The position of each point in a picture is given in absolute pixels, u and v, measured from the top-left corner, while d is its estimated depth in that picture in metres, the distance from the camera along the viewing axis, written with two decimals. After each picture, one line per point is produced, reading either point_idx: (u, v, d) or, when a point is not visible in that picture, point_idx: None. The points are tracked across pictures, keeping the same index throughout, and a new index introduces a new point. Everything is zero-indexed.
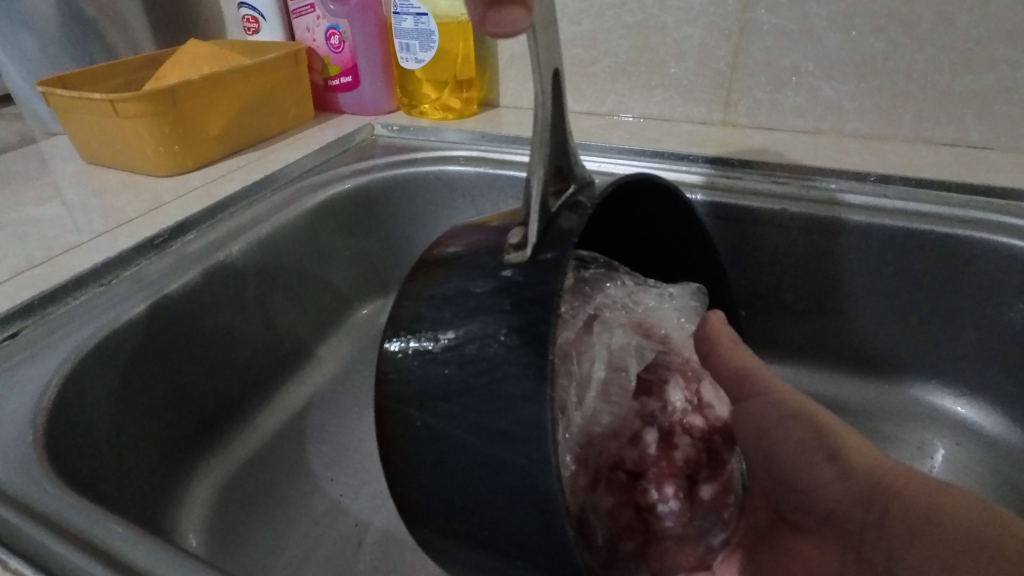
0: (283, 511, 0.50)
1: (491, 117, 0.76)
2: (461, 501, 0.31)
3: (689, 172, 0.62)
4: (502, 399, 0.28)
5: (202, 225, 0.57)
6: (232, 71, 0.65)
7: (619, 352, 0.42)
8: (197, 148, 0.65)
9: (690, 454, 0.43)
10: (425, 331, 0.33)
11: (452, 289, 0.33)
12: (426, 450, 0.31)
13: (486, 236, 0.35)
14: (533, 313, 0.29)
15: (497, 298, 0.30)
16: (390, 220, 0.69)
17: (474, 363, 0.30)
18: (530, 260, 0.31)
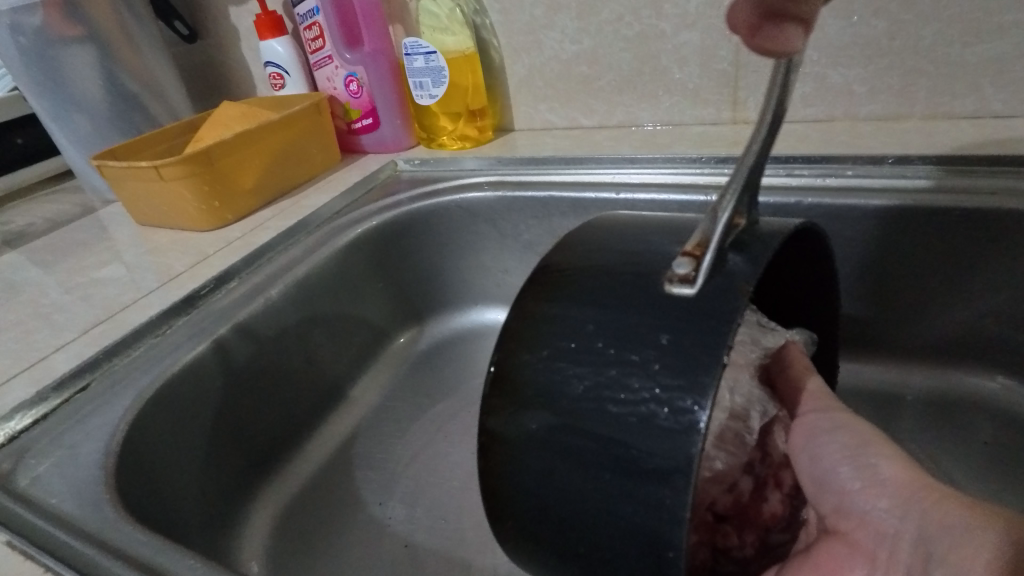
0: (340, 537, 0.52)
1: (506, 142, 0.79)
2: (561, 513, 0.31)
3: (701, 173, 0.62)
4: (641, 436, 0.29)
5: (243, 272, 0.61)
6: (264, 129, 0.70)
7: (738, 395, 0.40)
8: (235, 200, 0.70)
9: (777, 509, 0.43)
10: (557, 341, 0.32)
11: (592, 306, 0.32)
12: (532, 459, 0.32)
13: (588, 261, 0.35)
14: (695, 358, 0.29)
15: (651, 331, 0.30)
16: (423, 252, 0.72)
17: (619, 392, 0.30)
18: (696, 298, 0.30)
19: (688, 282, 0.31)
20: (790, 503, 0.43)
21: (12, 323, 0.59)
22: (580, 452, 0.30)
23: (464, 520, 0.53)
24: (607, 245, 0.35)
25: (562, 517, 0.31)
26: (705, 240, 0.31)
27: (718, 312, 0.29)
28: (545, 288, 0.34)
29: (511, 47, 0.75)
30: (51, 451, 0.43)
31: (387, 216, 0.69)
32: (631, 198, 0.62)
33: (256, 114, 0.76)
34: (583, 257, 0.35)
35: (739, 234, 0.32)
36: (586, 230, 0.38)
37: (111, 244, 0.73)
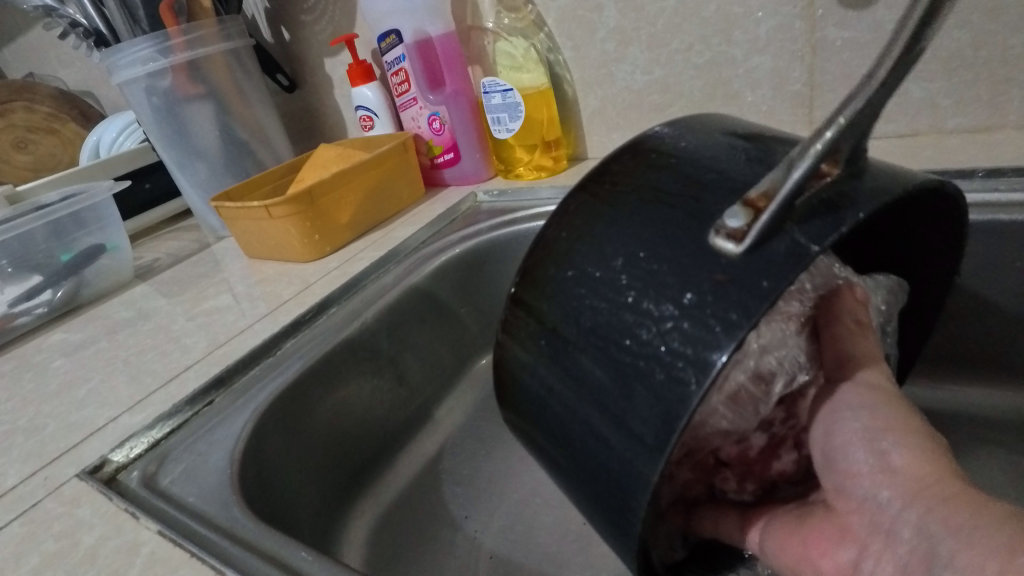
0: (431, 546, 0.56)
1: (581, 171, 0.82)
2: (554, 424, 0.36)
3: None
4: (634, 386, 0.31)
5: (342, 298, 0.67)
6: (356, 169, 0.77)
7: (772, 361, 0.38)
8: (333, 234, 0.77)
9: (789, 469, 0.42)
10: (587, 267, 0.35)
11: (628, 244, 0.33)
12: (541, 370, 0.37)
13: (654, 179, 0.35)
14: (708, 326, 0.29)
15: (675, 287, 0.31)
16: (503, 279, 0.75)
17: (628, 335, 0.32)
18: (739, 258, 0.29)
19: (740, 236, 0.29)
20: (808, 465, 0.42)
21: (148, 347, 0.67)
22: (584, 378, 0.34)
23: (545, 535, 0.55)
24: (668, 168, 0.35)
25: (563, 434, 0.36)
26: (773, 193, 0.28)
27: (767, 276, 0.28)
28: (603, 198, 0.36)
29: (584, 80, 0.79)
30: (184, 455, 0.49)
31: (470, 245, 0.74)
32: None
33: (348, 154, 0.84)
34: (654, 173, 0.35)
35: (821, 194, 0.30)
36: (662, 140, 0.37)
37: (225, 276, 0.82)
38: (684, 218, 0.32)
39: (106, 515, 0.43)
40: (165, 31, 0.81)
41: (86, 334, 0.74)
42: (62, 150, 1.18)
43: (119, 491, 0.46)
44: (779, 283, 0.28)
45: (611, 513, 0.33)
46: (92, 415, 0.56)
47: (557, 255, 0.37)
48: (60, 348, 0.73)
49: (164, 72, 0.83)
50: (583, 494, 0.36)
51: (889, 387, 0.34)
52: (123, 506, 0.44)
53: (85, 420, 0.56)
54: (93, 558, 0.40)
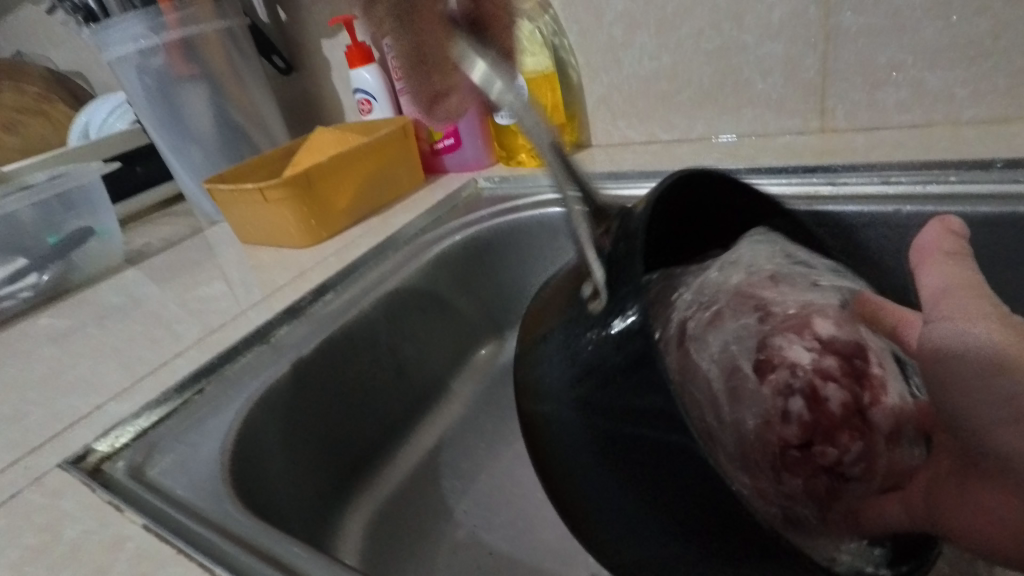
0: (430, 542, 0.55)
1: (584, 158, 0.80)
2: (627, 499, 0.33)
3: (789, 184, 0.61)
4: (624, 388, 0.31)
5: (339, 285, 0.65)
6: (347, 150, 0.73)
7: (717, 347, 0.40)
8: (330, 219, 0.75)
9: (845, 396, 0.40)
10: (539, 365, 0.37)
11: (553, 330, 0.37)
12: (585, 467, 0.35)
13: (553, 303, 0.40)
14: (617, 308, 0.33)
15: (587, 322, 0.34)
16: (505, 268, 0.73)
17: (590, 360, 0.34)
18: (605, 299, 0.34)
19: (600, 297, 0.35)
20: (849, 382, 0.41)
21: (137, 334, 0.65)
22: (631, 449, 0.32)
23: (547, 531, 0.54)
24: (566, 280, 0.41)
25: (638, 518, 0.33)
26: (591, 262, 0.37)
27: (622, 292, 0.33)
28: (529, 339, 0.39)
29: (589, 66, 0.77)
30: (174, 445, 0.47)
31: (470, 233, 0.72)
32: None
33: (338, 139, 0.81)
34: (556, 298, 0.40)
35: (620, 231, 0.37)
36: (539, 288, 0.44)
37: (219, 262, 0.80)
38: (566, 296, 0.39)
39: (91, 508, 0.42)
40: (157, 7, 0.78)
41: (73, 320, 0.72)
42: (52, 131, 1.14)
43: (104, 483, 0.44)
44: (632, 286, 0.33)
45: (713, 514, 0.30)
46: (78, 403, 0.54)
47: (525, 360, 0.38)
48: (46, 334, 0.70)
49: (155, 50, 0.80)
50: (709, 546, 0.31)
51: (992, 307, 0.32)
52: (108, 498, 0.42)
53: (70, 408, 0.53)
54: (77, 554, 0.38)
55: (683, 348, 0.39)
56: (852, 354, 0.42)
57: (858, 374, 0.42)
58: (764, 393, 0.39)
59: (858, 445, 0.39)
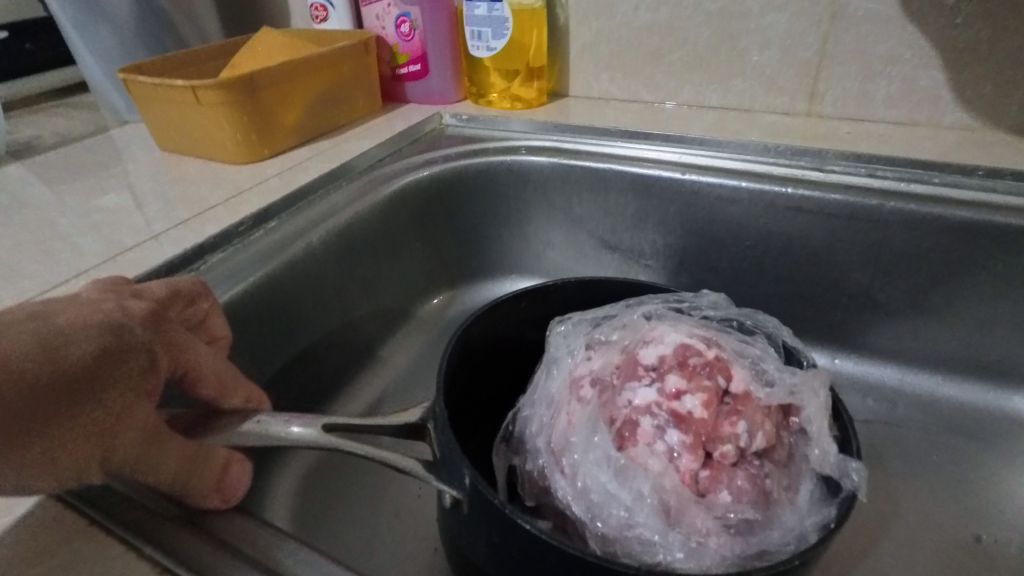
0: (367, 505, 0.50)
1: (560, 108, 0.75)
2: None
3: (775, 165, 0.59)
4: (504, 538, 0.32)
5: (283, 212, 0.57)
6: (144, 417, 0.30)
7: (574, 449, 0.38)
8: (272, 135, 0.65)
9: (703, 394, 0.37)
10: (457, 552, 0.37)
11: (450, 526, 0.37)
12: None
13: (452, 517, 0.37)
14: (448, 471, 0.35)
15: (451, 504, 0.36)
16: (467, 215, 0.68)
17: (474, 528, 0.34)
18: (456, 496, 0.35)
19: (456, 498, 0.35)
20: (696, 383, 0.37)
21: (26, 241, 0.54)
22: None
23: None
24: (449, 533, 0.38)
25: None
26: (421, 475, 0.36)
27: (449, 485, 0.35)
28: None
29: (580, 8, 0.71)
30: None
31: (434, 173, 0.65)
32: (699, 180, 0.60)
33: (14, 364, 0.26)
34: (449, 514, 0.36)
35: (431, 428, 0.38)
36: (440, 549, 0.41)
37: (129, 169, 0.68)
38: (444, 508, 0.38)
39: None
40: None
41: None
42: None
43: None
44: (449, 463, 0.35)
45: None
46: None
47: None
48: None
49: None
50: None
51: None
52: None
53: None
54: None
55: (555, 454, 0.39)
56: (683, 356, 0.39)
57: (692, 364, 0.38)
58: (647, 462, 0.36)
59: (743, 425, 0.36)
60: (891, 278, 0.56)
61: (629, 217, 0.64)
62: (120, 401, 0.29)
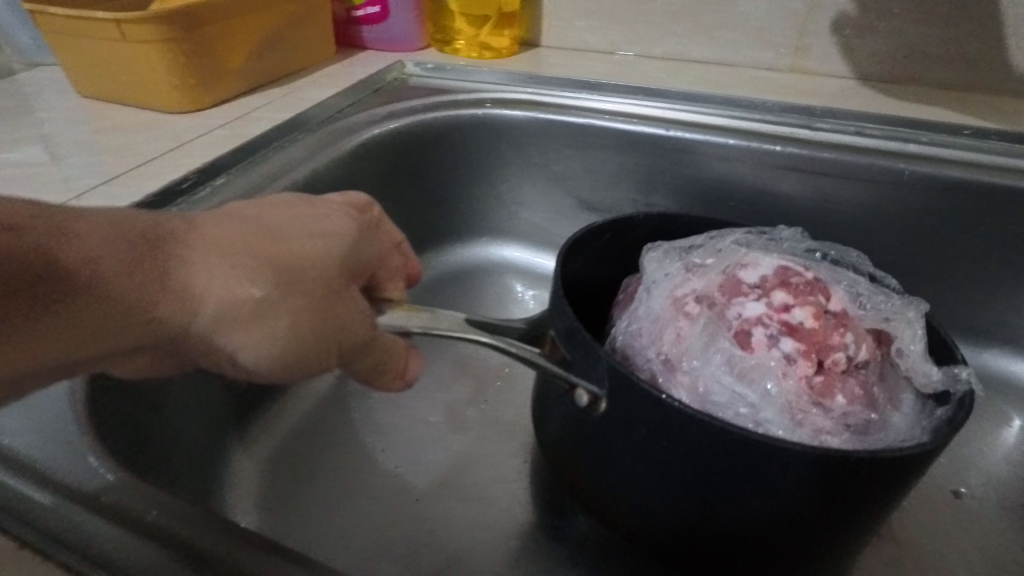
0: (343, 488, 0.47)
1: (534, 58, 0.70)
2: (732, 524, 0.32)
3: (763, 121, 0.57)
4: (650, 429, 0.32)
5: (234, 169, 0.50)
6: (348, 311, 0.31)
7: (693, 358, 0.37)
8: (215, 79, 0.58)
9: (814, 309, 0.37)
10: (576, 458, 0.37)
11: (569, 434, 0.37)
12: (680, 518, 0.33)
13: (575, 415, 0.36)
14: (583, 370, 0.34)
15: (578, 408, 0.35)
16: (437, 173, 0.63)
17: (608, 428, 0.34)
18: (594, 391, 0.34)
19: (591, 393, 0.34)
20: (807, 295, 0.38)
21: None
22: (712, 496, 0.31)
23: (482, 476, 0.48)
24: (566, 441, 0.37)
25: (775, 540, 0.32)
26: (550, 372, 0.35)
27: (581, 384, 0.34)
28: (581, 487, 0.37)
29: None
30: None
31: (402, 126, 0.60)
32: (686, 137, 0.57)
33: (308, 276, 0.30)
34: (575, 411, 0.36)
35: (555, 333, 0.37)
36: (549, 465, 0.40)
37: (45, 116, 0.59)
38: (561, 411, 0.37)
39: None
40: None
41: None
42: None
43: None
44: (583, 357, 0.34)
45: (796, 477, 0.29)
46: None
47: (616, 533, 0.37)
48: None
49: None
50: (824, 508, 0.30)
51: None
52: None
53: None
54: None
55: (670, 363, 0.38)
56: (785, 276, 0.39)
57: (800, 276, 0.39)
58: (769, 366, 0.36)
59: (854, 336, 0.37)
60: (876, 241, 0.55)
61: (610, 175, 0.60)
62: (338, 300, 0.31)
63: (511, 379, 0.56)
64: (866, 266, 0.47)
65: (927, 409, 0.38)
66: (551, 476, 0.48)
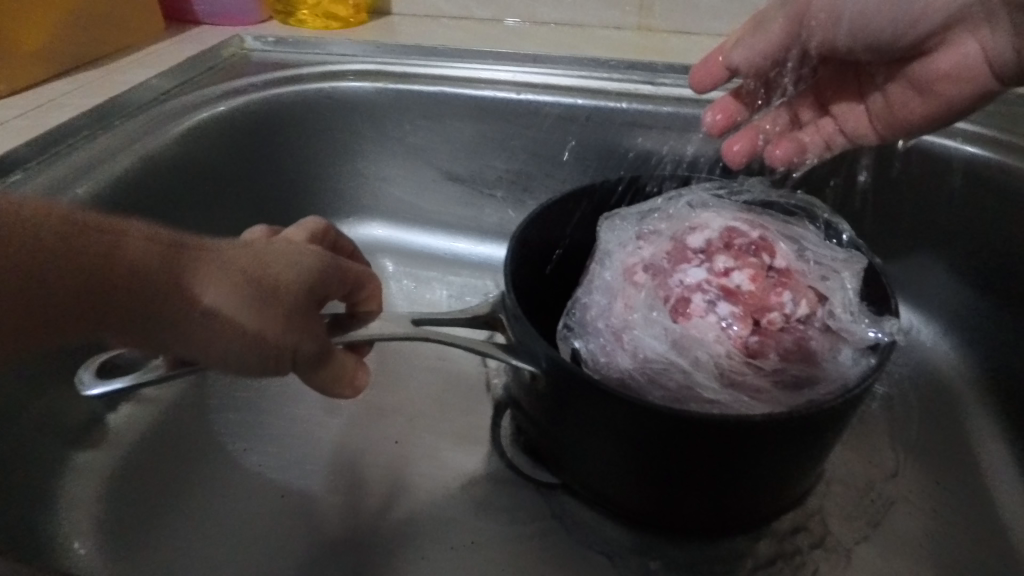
0: (199, 495, 0.44)
1: (385, 26, 0.67)
2: (658, 472, 0.38)
3: (610, 80, 0.57)
4: (578, 401, 0.37)
5: (31, 163, 0.45)
6: (317, 333, 0.33)
7: (640, 328, 0.40)
8: (9, 62, 0.51)
9: (751, 272, 0.40)
10: (538, 423, 0.43)
11: (528, 403, 0.43)
12: (622, 468, 0.39)
13: (531, 390, 0.41)
14: (524, 355, 0.39)
15: (531, 383, 0.41)
16: (285, 154, 0.60)
17: (553, 400, 0.39)
18: (535, 372, 0.39)
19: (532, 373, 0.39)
20: (744, 260, 0.41)
21: None
22: (641, 452, 0.37)
23: (352, 462, 0.47)
24: (529, 409, 0.43)
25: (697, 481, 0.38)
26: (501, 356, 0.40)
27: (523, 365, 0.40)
28: (547, 447, 0.44)
29: None
30: None
31: (238, 104, 0.56)
32: (536, 100, 0.56)
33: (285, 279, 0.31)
34: (530, 386, 0.41)
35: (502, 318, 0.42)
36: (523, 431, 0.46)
37: None
38: (523, 386, 0.43)
39: None
40: None
41: None
42: None
43: None
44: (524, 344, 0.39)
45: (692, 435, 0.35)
46: None
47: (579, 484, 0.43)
48: None
49: None
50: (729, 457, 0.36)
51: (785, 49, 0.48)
52: None
53: None
54: None
55: (618, 332, 0.41)
56: (728, 239, 0.42)
57: (741, 243, 0.42)
58: (703, 333, 0.39)
59: (787, 295, 0.40)
60: None
61: (469, 143, 0.59)
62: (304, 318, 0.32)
63: (384, 360, 0.54)
64: (829, 215, 0.48)
65: (864, 358, 0.39)
66: (425, 451, 0.48)
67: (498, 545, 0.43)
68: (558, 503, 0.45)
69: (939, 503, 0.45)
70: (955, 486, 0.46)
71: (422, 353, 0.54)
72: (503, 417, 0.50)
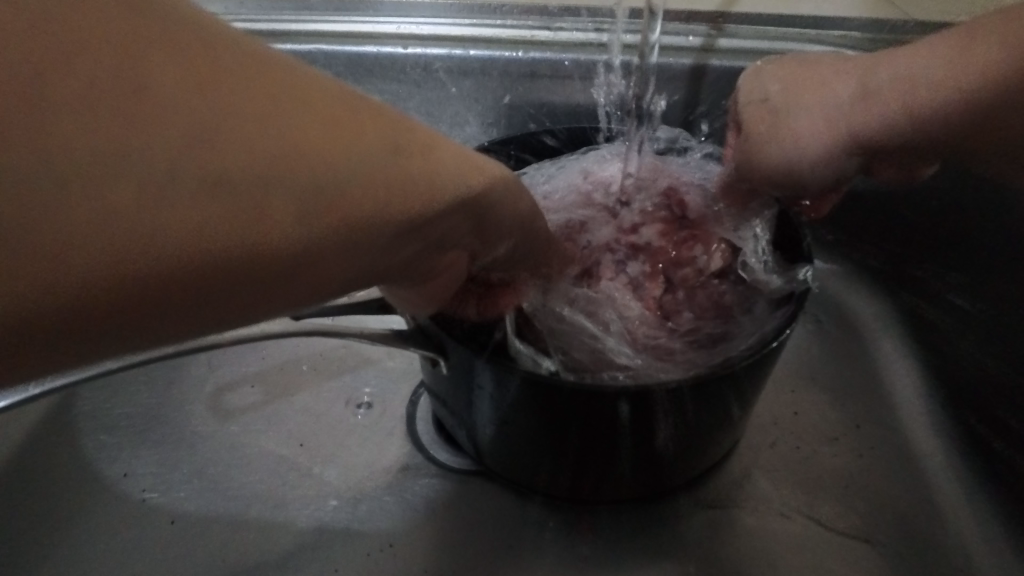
0: (71, 534, 0.39)
1: None
2: (572, 448, 0.35)
3: (503, 26, 0.50)
4: (479, 379, 0.34)
5: None
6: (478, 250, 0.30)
7: (552, 283, 0.39)
8: None
9: (659, 229, 0.42)
10: (448, 406, 0.40)
11: (437, 386, 0.40)
12: (536, 447, 0.37)
13: (435, 369, 0.38)
14: (420, 336, 0.35)
15: (434, 362, 0.37)
16: None
17: (458, 381, 0.36)
18: (434, 354, 0.35)
19: (431, 355, 0.36)
20: (653, 215, 0.42)
21: None
22: (551, 428, 0.34)
23: (249, 474, 0.42)
24: (439, 391, 0.40)
25: (612, 454, 0.36)
26: (396, 340, 0.36)
27: (418, 345, 0.36)
28: (461, 430, 0.41)
29: None
30: None
31: None
32: (423, 53, 0.50)
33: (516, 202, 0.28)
34: (435, 367, 0.38)
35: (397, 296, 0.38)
36: (438, 416, 0.43)
37: None
38: (428, 368, 0.39)
39: None
40: None
41: None
42: None
43: None
44: (419, 323, 0.35)
45: (599, 406, 0.32)
46: None
47: (497, 467, 0.40)
48: None
49: None
50: (639, 427, 0.33)
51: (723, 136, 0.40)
52: None
53: None
54: None
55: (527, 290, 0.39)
56: (638, 189, 0.44)
57: (652, 198, 0.43)
58: (612, 295, 0.39)
59: (697, 249, 0.40)
60: None
61: None
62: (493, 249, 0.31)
63: (278, 356, 0.48)
64: None
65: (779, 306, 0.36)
66: (330, 451, 0.44)
67: (416, 543, 0.40)
68: (479, 489, 0.42)
69: (859, 446, 0.45)
70: (874, 426, 0.46)
71: (322, 344, 0.49)
72: (418, 403, 0.46)
